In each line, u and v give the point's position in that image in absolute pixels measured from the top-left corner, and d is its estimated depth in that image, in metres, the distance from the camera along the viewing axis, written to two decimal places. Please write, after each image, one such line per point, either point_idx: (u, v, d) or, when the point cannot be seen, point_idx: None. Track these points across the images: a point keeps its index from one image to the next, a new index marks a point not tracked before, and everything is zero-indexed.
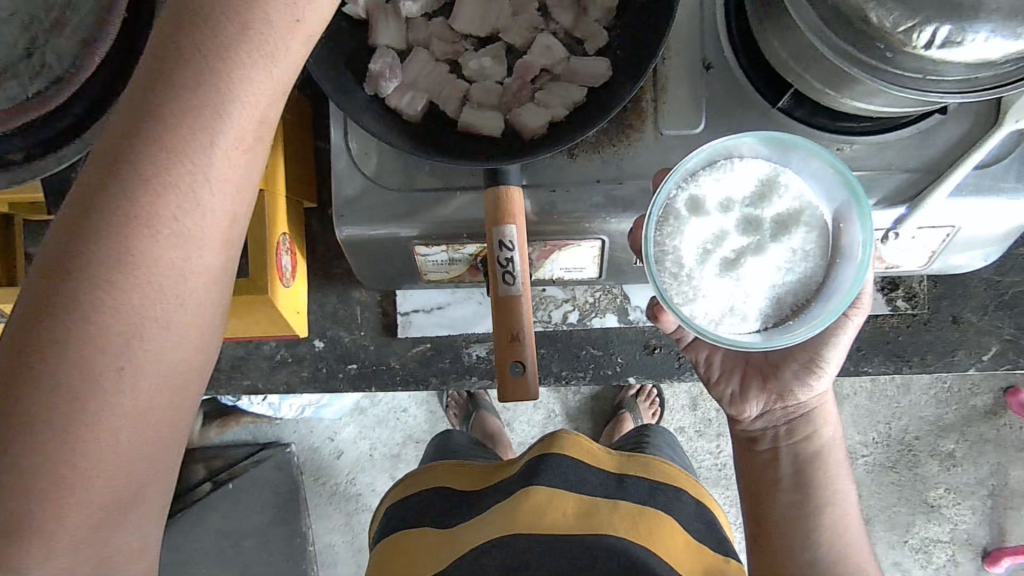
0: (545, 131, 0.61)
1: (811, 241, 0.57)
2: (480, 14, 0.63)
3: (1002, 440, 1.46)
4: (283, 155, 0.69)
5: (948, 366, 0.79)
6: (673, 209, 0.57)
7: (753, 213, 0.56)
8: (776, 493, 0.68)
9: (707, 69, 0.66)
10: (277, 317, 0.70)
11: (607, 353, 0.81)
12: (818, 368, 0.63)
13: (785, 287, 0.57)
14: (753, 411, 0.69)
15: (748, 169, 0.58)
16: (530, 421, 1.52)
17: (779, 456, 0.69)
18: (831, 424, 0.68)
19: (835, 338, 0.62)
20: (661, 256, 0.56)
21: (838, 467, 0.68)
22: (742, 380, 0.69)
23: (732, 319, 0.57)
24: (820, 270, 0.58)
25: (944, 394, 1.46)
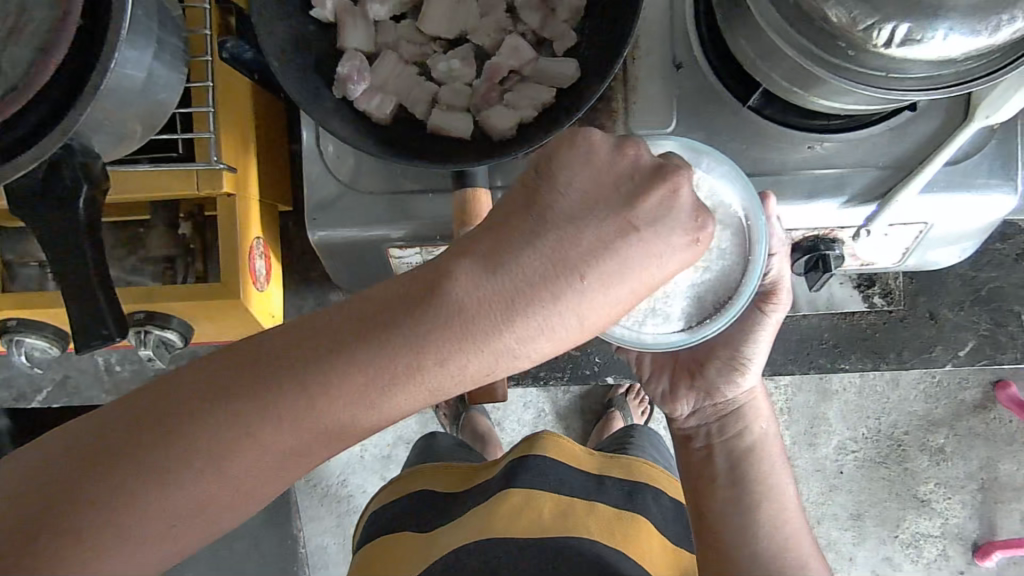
0: (515, 132, 0.61)
1: (725, 237, 0.54)
2: (448, 15, 0.62)
3: (992, 435, 1.46)
4: (256, 158, 0.69)
5: (925, 362, 0.79)
6: None
7: None
8: (713, 490, 0.66)
9: (678, 68, 0.66)
10: (252, 322, 0.70)
11: (585, 353, 0.81)
12: (741, 365, 0.66)
13: (703, 284, 0.54)
14: (685, 409, 0.70)
15: None
16: (520, 420, 1.52)
17: (714, 453, 0.68)
18: (762, 420, 0.68)
19: (756, 335, 0.64)
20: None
21: (773, 461, 0.67)
22: (672, 379, 0.71)
23: (651, 319, 0.53)
24: (739, 268, 0.54)
25: (933, 389, 1.46)
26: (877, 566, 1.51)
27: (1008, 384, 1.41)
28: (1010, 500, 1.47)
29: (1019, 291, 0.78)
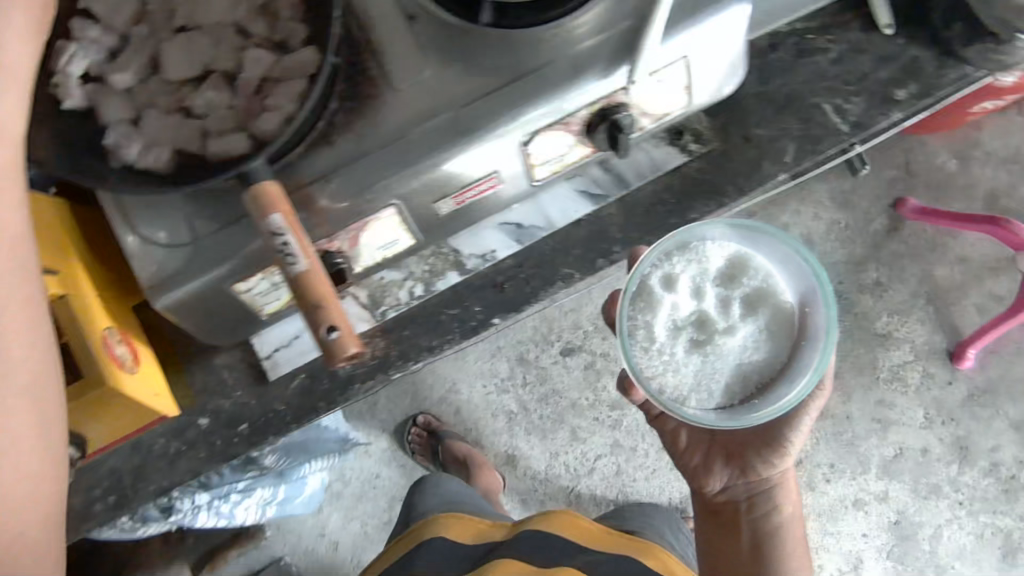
0: (280, 129, 0.65)
1: (764, 330, 0.78)
2: (185, 57, 0.67)
3: (872, 253, 1.68)
4: (79, 257, 0.72)
5: (760, 182, 0.83)
6: (648, 287, 0.78)
7: (720, 303, 0.78)
8: (740, 556, 0.99)
9: (412, 19, 0.71)
10: (136, 402, 0.71)
11: (464, 307, 0.82)
12: (781, 448, 0.92)
13: (745, 364, 0.77)
14: (716, 483, 1.00)
15: (717, 253, 0.80)
16: (496, 431, 1.68)
17: (743, 524, 0.99)
18: (789, 503, 0.97)
19: (801, 418, 0.87)
20: (635, 328, 0.77)
21: (786, 541, 0.98)
22: (705, 456, 1.00)
23: (696, 391, 0.77)
24: (775, 356, 0.78)
25: (844, 232, 1.68)
26: (874, 411, 1.68)
27: (907, 198, 1.65)
28: (947, 299, 1.69)
29: (809, 86, 0.84)
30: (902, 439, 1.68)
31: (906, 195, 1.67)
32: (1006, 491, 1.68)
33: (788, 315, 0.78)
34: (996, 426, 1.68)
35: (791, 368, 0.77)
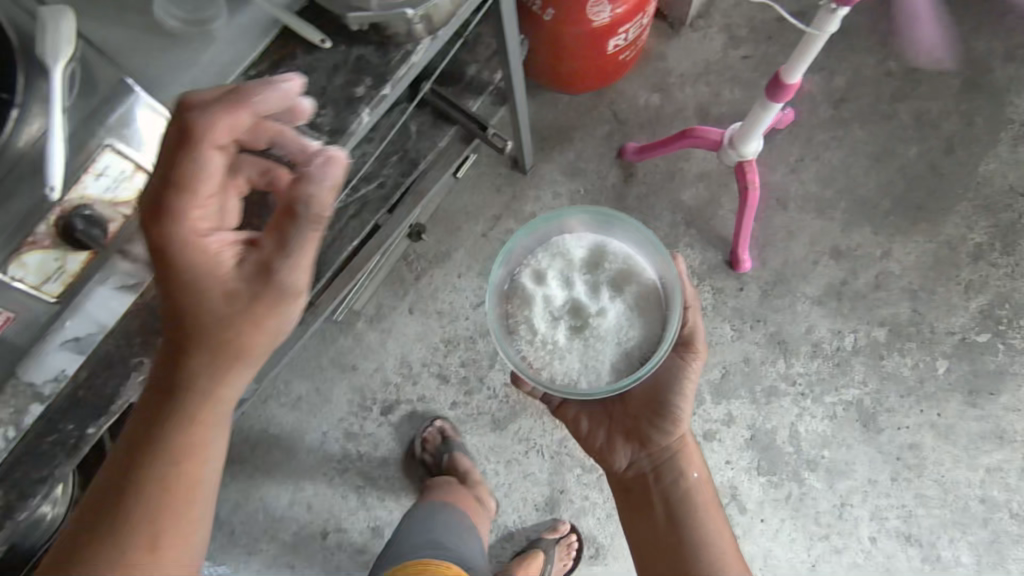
0: None
1: (636, 297, 1.08)
2: None
3: (619, 204, 1.77)
4: None
5: (271, 214, 0.89)
6: (520, 286, 1.11)
7: (595, 280, 1.10)
8: (660, 522, 1.12)
9: None
10: None
11: (59, 428, 0.87)
12: (674, 414, 1.12)
13: (623, 339, 1.05)
14: (622, 460, 1.19)
15: (578, 240, 1.13)
16: (354, 510, 1.73)
17: (653, 491, 1.15)
18: (694, 467, 1.15)
19: (686, 373, 1.11)
20: (521, 324, 1.08)
21: (701, 495, 1.13)
22: (605, 432, 1.21)
23: (577, 353, 1.06)
24: (655, 323, 1.07)
25: (587, 197, 1.78)
26: None
27: (626, 144, 1.75)
28: (705, 217, 1.75)
29: None
30: (719, 358, 1.70)
31: (625, 142, 1.78)
32: (836, 365, 1.69)
33: (654, 283, 1.10)
34: (800, 310, 1.70)
35: (663, 333, 1.05)
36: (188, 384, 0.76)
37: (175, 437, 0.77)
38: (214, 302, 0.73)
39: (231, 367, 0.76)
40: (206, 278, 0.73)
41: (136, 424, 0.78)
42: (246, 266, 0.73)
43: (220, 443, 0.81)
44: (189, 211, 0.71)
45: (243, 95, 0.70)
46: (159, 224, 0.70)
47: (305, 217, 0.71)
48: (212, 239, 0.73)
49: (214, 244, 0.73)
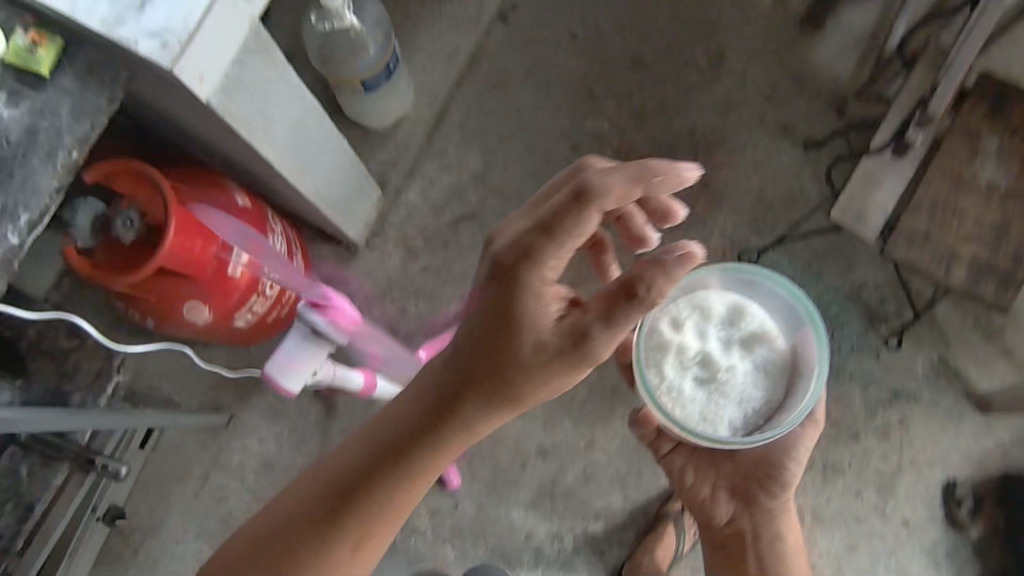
0: None
1: (766, 356, 1.10)
2: None
3: (319, 437, 1.73)
4: None
5: None
6: (662, 340, 1.10)
7: (737, 324, 1.11)
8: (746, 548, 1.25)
9: None
10: None
11: None
12: (785, 469, 1.22)
13: (751, 391, 1.09)
14: (725, 510, 1.27)
15: (729, 295, 1.14)
16: None
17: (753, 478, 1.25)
18: (791, 472, 1.22)
19: (800, 439, 1.20)
20: (653, 364, 1.09)
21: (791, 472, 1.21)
22: (690, 459, 1.31)
23: (700, 373, 1.08)
24: (778, 378, 1.10)
25: (293, 438, 1.74)
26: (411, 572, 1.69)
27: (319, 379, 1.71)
28: None
29: None
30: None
31: None
32: (559, 568, 1.67)
33: (779, 345, 1.11)
34: (515, 518, 1.68)
35: (797, 378, 1.09)
36: (456, 413, 0.92)
37: (387, 513, 0.95)
38: (483, 363, 0.89)
39: (497, 410, 0.92)
40: (506, 366, 0.87)
41: (383, 461, 0.94)
42: (523, 376, 0.87)
43: (442, 464, 0.98)
44: (523, 304, 0.85)
45: (575, 225, 0.80)
46: (511, 293, 0.85)
47: (533, 371, 0.87)
48: (489, 363, 0.88)
49: (487, 375, 0.89)
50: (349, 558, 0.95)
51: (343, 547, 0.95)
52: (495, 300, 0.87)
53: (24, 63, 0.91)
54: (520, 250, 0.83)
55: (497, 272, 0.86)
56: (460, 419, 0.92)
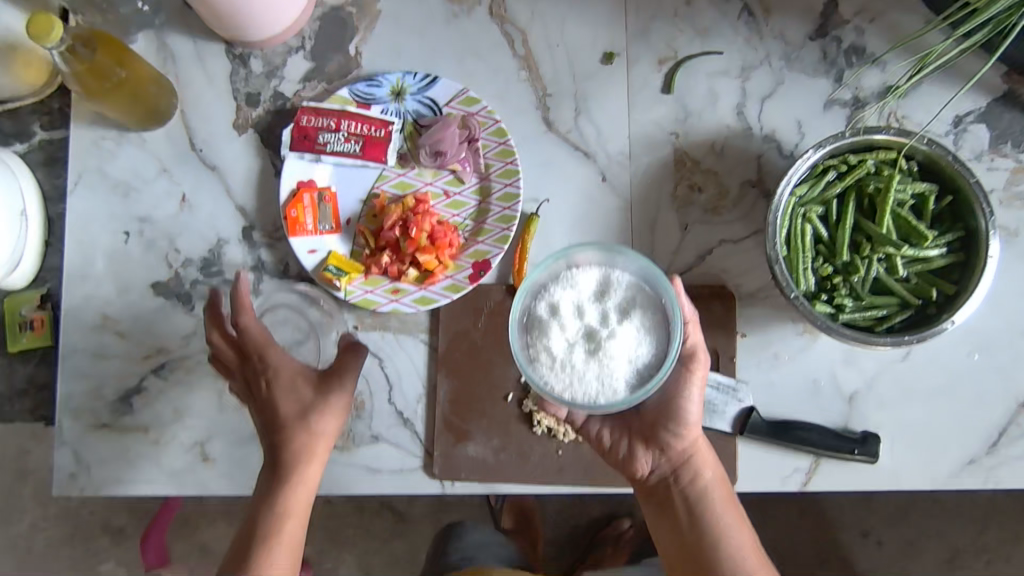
0: None
1: (646, 317, 0.62)
2: None
3: (101, 531, 1.33)
4: None
5: None
6: (534, 316, 0.63)
7: (604, 295, 0.62)
8: (686, 551, 0.68)
9: None
10: None
11: None
12: (684, 419, 0.67)
13: (642, 359, 0.61)
14: (645, 468, 0.70)
15: (587, 275, 0.63)
16: None
17: (673, 502, 0.69)
18: (709, 466, 0.69)
19: (688, 394, 0.67)
20: (534, 356, 0.62)
21: (724, 510, 0.68)
22: (628, 443, 0.69)
23: (584, 360, 0.61)
24: (665, 332, 0.62)
25: None
26: None
27: None
28: None
29: None
30: None
31: None
32: None
33: (657, 299, 0.63)
34: None
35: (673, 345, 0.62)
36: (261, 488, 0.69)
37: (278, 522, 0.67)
38: (275, 415, 0.70)
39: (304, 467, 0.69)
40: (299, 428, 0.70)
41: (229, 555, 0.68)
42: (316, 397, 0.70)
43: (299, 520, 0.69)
44: (270, 373, 0.70)
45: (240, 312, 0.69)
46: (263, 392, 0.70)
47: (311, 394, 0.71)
48: (271, 414, 0.70)
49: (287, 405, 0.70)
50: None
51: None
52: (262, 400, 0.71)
53: (8, 330, 0.84)
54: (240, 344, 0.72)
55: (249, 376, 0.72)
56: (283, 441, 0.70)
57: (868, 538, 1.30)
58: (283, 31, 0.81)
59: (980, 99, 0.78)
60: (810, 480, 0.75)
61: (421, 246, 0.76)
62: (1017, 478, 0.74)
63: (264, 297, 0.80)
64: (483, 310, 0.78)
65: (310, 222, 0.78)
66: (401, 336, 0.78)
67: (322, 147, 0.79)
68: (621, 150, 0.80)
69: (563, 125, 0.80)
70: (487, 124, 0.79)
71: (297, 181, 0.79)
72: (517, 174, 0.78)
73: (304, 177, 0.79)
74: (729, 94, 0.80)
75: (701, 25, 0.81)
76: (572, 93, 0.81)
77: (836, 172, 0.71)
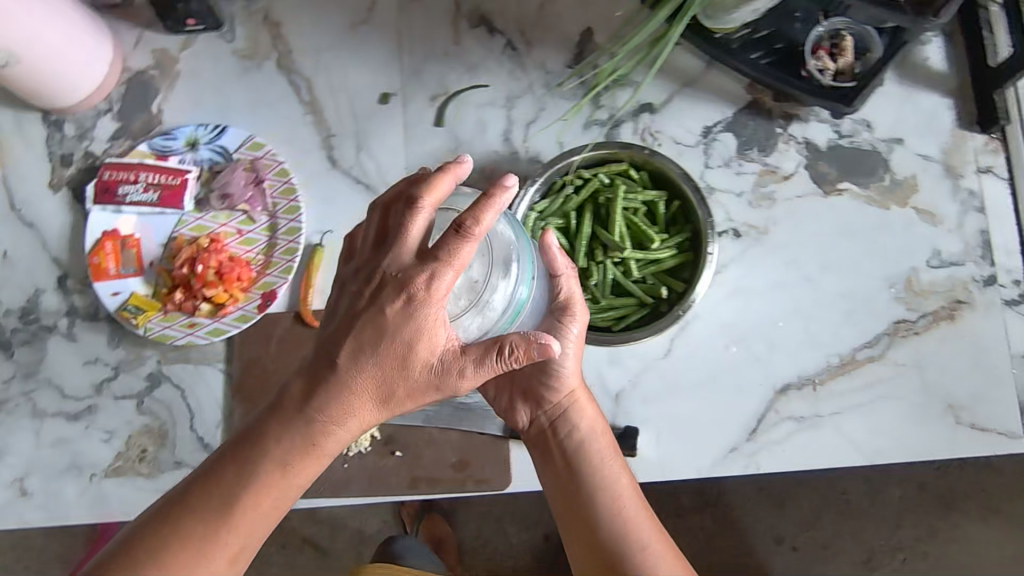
0: None
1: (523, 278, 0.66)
2: None
3: None
4: None
5: None
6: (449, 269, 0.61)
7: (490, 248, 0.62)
8: (562, 500, 0.67)
9: None
10: None
11: None
12: (555, 369, 0.69)
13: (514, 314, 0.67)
14: (525, 419, 0.72)
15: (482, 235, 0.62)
16: None
17: (551, 452, 0.70)
18: (589, 419, 0.70)
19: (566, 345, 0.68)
20: None
21: (602, 455, 0.68)
22: (509, 397, 0.73)
23: (461, 305, 0.59)
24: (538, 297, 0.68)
25: None
26: None
27: None
28: None
29: None
30: None
31: None
32: None
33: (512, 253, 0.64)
34: None
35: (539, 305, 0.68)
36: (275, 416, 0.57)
37: (289, 460, 0.57)
38: (406, 384, 0.55)
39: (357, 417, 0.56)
40: (402, 363, 0.54)
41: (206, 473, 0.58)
42: (462, 365, 0.55)
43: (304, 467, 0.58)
44: (424, 321, 0.54)
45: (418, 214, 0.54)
46: (374, 322, 0.54)
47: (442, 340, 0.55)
48: (400, 372, 0.55)
49: (419, 367, 0.55)
50: (228, 529, 0.56)
51: (201, 524, 0.56)
52: (356, 333, 0.54)
53: None
54: (407, 247, 0.55)
55: (413, 299, 0.53)
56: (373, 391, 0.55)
57: (783, 545, 1.33)
58: (89, 95, 0.88)
59: (725, 110, 0.84)
60: None
61: (208, 281, 0.82)
62: (775, 463, 0.79)
63: (78, 338, 0.86)
64: (273, 337, 0.83)
65: (113, 267, 0.84)
66: (202, 367, 0.84)
67: (121, 198, 0.85)
68: (399, 181, 0.86)
69: (345, 162, 0.86)
70: (272, 167, 0.85)
71: (101, 230, 0.85)
72: (299, 211, 0.84)
73: (107, 226, 0.86)
74: (496, 123, 0.86)
75: (470, 62, 0.87)
76: (353, 132, 0.87)
77: (572, 187, 0.77)
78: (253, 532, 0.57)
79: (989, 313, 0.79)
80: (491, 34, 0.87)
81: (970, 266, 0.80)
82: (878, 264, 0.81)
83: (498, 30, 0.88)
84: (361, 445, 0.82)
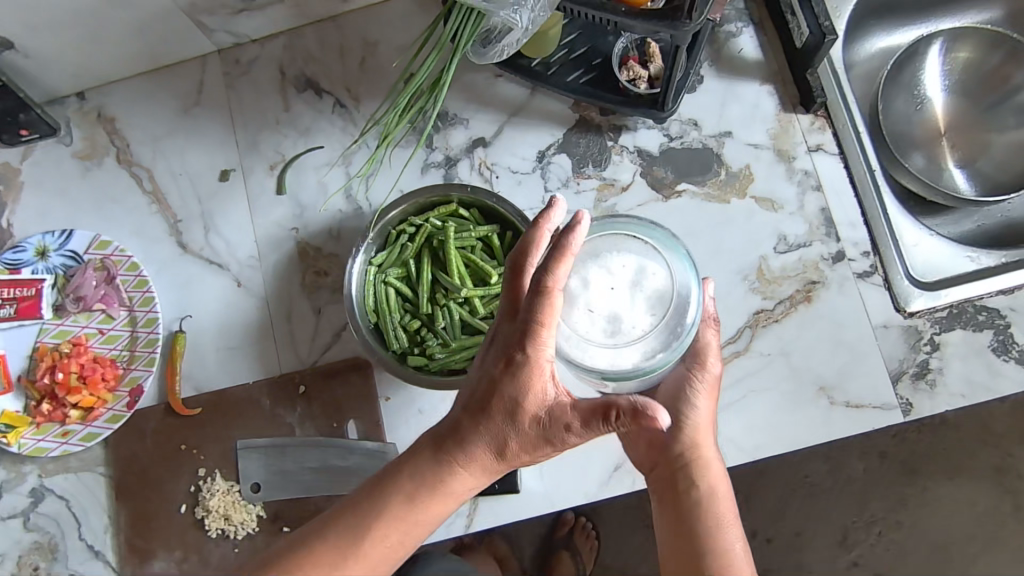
0: None
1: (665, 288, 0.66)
2: None
3: None
4: None
5: None
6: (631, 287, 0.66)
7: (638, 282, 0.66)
8: (680, 553, 0.62)
9: None
10: None
11: None
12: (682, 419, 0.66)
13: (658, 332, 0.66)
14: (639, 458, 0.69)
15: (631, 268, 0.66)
16: None
17: (671, 505, 0.64)
18: (715, 475, 0.64)
19: (693, 396, 0.67)
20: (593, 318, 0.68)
21: (723, 515, 0.63)
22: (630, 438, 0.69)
23: (597, 347, 0.65)
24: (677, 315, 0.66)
25: None
26: None
27: None
28: None
29: None
30: None
31: None
32: None
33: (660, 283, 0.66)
34: None
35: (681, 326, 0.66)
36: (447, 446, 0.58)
37: (376, 514, 0.57)
38: (518, 435, 0.57)
39: (433, 488, 0.58)
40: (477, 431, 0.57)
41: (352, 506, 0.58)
42: (568, 417, 0.55)
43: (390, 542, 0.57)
44: (530, 377, 0.55)
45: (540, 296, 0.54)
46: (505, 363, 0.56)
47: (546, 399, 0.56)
48: (510, 426, 0.56)
49: (527, 420, 0.56)
50: (354, 561, 0.56)
51: (331, 558, 0.56)
52: (471, 394, 0.58)
53: None
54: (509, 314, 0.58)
55: (517, 355, 0.55)
56: (494, 433, 0.57)
57: (758, 539, 1.32)
58: None
59: (555, 131, 0.85)
60: (472, 522, 0.76)
61: (71, 387, 0.80)
62: None
63: None
64: (146, 433, 0.81)
65: None
66: (82, 474, 0.81)
67: None
68: (251, 254, 0.85)
69: (195, 245, 0.86)
70: (122, 262, 0.84)
71: None
72: (154, 301, 0.83)
73: None
74: (336, 181, 0.86)
75: (302, 125, 0.88)
76: (199, 214, 0.87)
77: (407, 235, 0.77)
78: (377, 566, 0.57)
79: (843, 289, 0.78)
80: (319, 95, 0.89)
81: (817, 246, 0.79)
82: (728, 259, 0.80)
83: (325, 90, 0.89)
84: (246, 527, 0.78)
